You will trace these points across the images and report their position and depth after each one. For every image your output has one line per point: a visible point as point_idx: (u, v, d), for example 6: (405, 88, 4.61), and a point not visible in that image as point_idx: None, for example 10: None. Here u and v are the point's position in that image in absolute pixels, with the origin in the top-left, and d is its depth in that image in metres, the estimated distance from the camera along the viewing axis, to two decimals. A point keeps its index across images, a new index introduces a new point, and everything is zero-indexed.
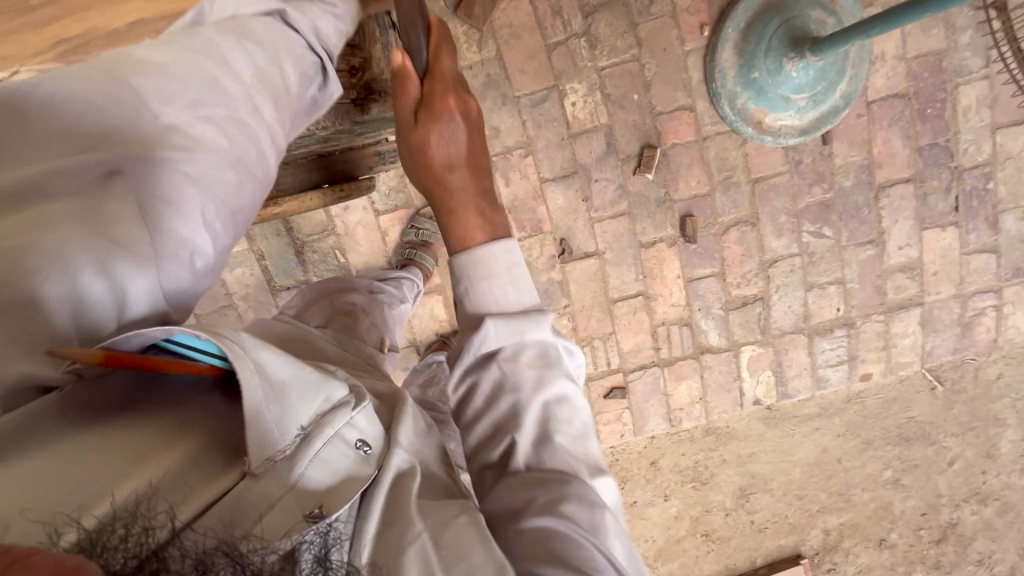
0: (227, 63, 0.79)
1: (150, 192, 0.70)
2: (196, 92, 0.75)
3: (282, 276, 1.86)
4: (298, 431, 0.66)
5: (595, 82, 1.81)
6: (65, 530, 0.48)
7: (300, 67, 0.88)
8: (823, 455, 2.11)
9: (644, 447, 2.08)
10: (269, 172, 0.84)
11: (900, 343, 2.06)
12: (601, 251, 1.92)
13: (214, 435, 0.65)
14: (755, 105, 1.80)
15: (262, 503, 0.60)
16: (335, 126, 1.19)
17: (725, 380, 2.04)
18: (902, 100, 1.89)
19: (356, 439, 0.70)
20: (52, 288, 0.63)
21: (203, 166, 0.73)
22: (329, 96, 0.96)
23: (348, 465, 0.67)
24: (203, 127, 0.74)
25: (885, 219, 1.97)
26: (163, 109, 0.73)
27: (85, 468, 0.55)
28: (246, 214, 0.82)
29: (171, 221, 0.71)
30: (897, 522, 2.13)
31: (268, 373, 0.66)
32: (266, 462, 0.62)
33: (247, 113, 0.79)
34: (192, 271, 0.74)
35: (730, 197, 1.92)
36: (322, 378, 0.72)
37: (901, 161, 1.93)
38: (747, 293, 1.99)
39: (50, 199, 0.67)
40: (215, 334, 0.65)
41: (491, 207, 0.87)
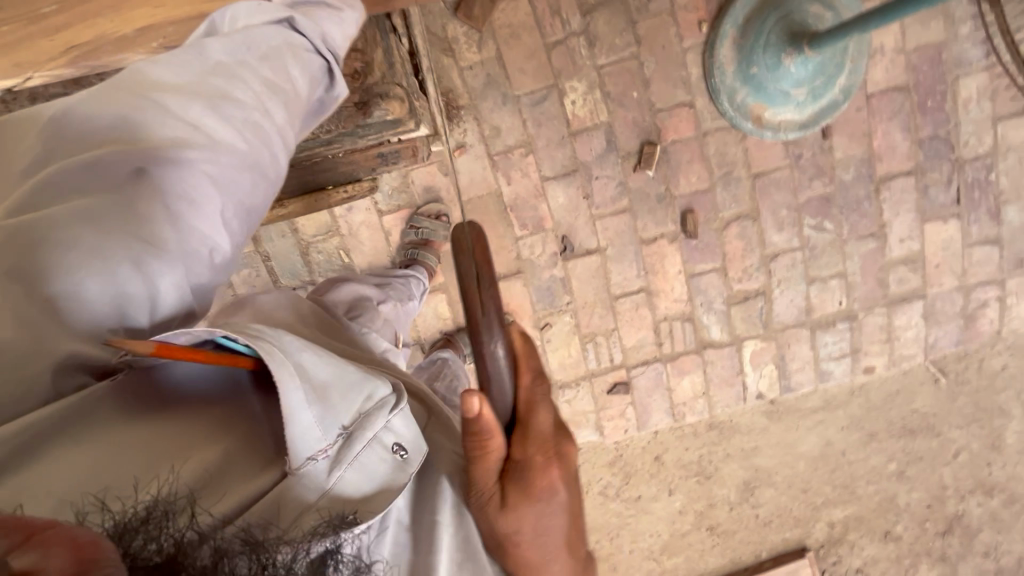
0: (237, 73, 0.81)
1: (174, 191, 0.72)
2: (208, 97, 0.78)
3: (288, 277, 1.89)
4: (339, 432, 0.69)
5: (594, 80, 1.83)
6: (91, 510, 0.52)
7: (310, 70, 0.90)
8: (827, 448, 2.12)
9: (648, 442, 2.09)
10: (281, 175, 0.86)
11: (902, 336, 2.06)
12: (602, 248, 1.94)
13: (250, 435, 0.67)
14: (754, 99, 1.81)
15: (297, 504, 0.63)
16: (338, 128, 1.29)
17: (728, 375, 2.05)
18: (901, 92, 1.89)
19: (393, 443, 0.73)
20: (90, 282, 0.66)
21: (222, 167, 0.75)
22: (337, 99, 0.97)
23: (383, 472, 0.71)
24: (221, 130, 0.77)
25: (887, 212, 1.97)
26: (181, 113, 0.75)
27: (127, 456, 0.58)
28: (260, 214, 0.83)
29: (193, 220, 0.73)
30: (902, 514, 2.13)
31: (310, 379, 0.68)
32: (307, 462, 0.65)
33: (260, 118, 0.81)
34: (212, 267, 0.76)
35: (730, 192, 1.93)
36: (363, 381, 0.73)
37: (902, 154, 1.93)
38: (749, 288, 2.00)
39: (78, 195, 0.69)
40: (255, 337, 0.67)
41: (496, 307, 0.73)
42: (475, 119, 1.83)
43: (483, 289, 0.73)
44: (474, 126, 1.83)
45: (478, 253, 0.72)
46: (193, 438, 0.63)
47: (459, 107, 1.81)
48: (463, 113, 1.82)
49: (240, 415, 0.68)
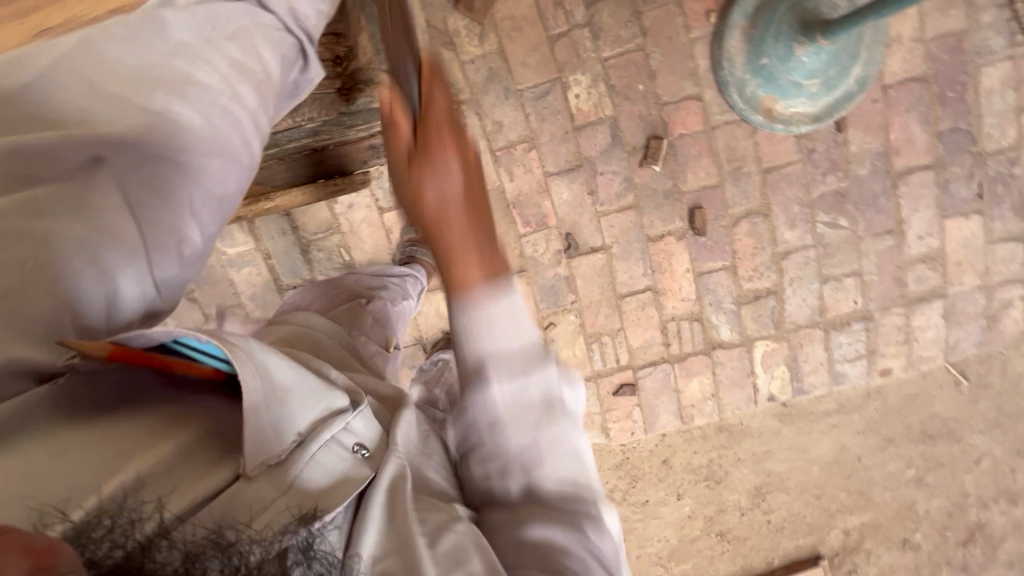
0: (203, 56, 0.78)
1: (139, 182, 0.70)
2: (173, 83, 0.75)
3: (288, 275, 1.87)
4: (294, 436, 0.65)
5: (599, 73, 1.78)
6: (50, 522, 0.48)
7: (281, 50, 0.86)
8: (841, 453, 2.04)
9: (655, 445, 2.04)
10: (254, 161, 0.83)
11: (921, 337, 1.98)
12: (608, 245, 1.89)
13: (209, 431, 0.62)
14: (766, 91, 1.76)
15: (258, 503, 0.58)
16: (321, 118, 1.16)
17: (738, 376, 1.99)
18: (920, 83, 1.82)
19: (354, 443, 0.69)
20: (47, 281, 0.62)
21: (188, 156, 0.73)
22: (312, 80, 0.93)
23: (343, 467, 0.66)
24: (187, 117, 0.74)
25: (905, 208, 1.90)
26: (145, 99, 0.72)
27: (80, 460, 0.54)
28: (232, 202, 0.81)
29: (161, 211, 0.71)
30: (921, 522, 2.05)
31: (271, 380, 0.65)
32: (263, 465, 0.61)
33: (229, 102, 0.78)
34: (182, 259, 0.74)
35: (740, 187, 1.87)
36: (322, 386, 0.71)
37: (920, 147, 1.85)
38: (760, 286, 1.93)
39: (33, 186, 0.65)
40: (219, 338, 0.64)
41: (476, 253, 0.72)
42: (477, 114, 1.79)
43: (457, 195, 0.74)
44: (475, 121, 1.79)
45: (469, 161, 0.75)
46: (150, 434, 0.58)
47: (460, 101, 1.78)
48: (464, 108, 1.79)
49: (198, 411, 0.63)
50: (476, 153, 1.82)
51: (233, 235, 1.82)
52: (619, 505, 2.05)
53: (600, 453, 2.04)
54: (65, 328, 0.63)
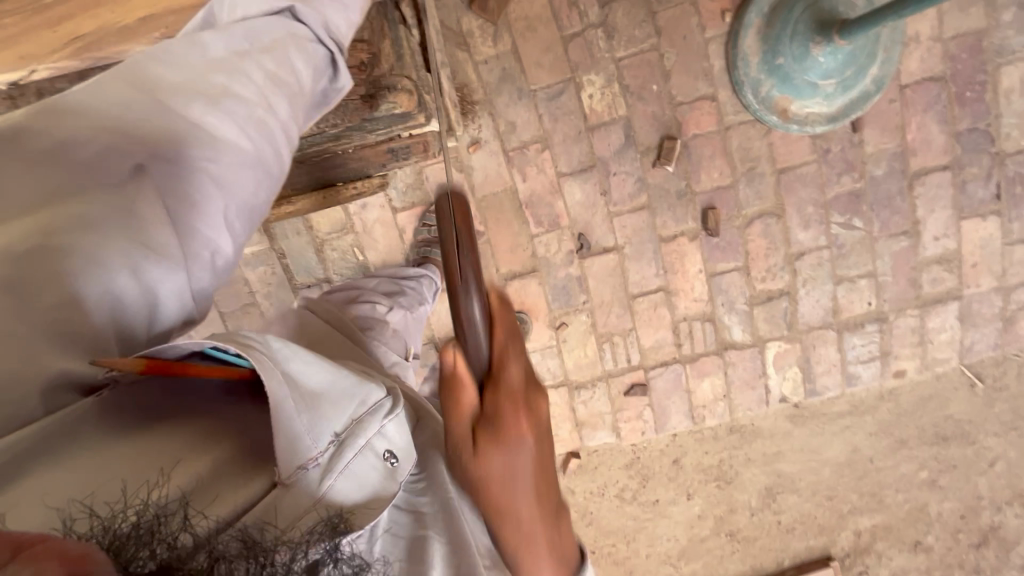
0: (240, 68, 0.79)
1: (175, 193, 0.71)
2: (211, 95, 0.75)
3: (303, 274, 1.89)
4: (330, 438, 0.66)
5: (612, 73, 1.78)
6: (76, 518, 0.48)
7: (314, 61, 0.88)
8: (853, 454, 2.04)
9: (666, 445, 2.04)
10: (285, 173, 0.84)
11: (936, 338, 1.97)
12: (620, 246, 1.89)
13: (242, 442, 0.63)
14: (780, 92, 1.74)
15: (293, 510, 0.59)
16: (345, 124, 1.18)
17: (751, 377, 1.99)
18: (938, 82, 1.80)
19: (384, 451, 0.71)
20: (85, 289, 0.63)
21: (224, 167, 0.74)
22: (340, 91, 0.94)
23: (375, 479, 0.68)
24: (224, 129, 0.75)
25: (921, 209, 1.88)
26: (184, 110, 0.73)
27: (122, 469, 0.55)
28: (261, 213, 0.82)
29: (196, 222, 0.72)
30: (934, 525, 2.04)
31: (299, 386, 0.67)
32: (298, 472, 0.62)
33: (264, 113, 0.79)
34: (213, 271, 0.75)
35: (753, 188, 1.86)
36: (354, 385, 0.72)
37: (937, 147, 1.84)
38: (773, 288, 1.93)
39: (76, 198, 0.65)
40: (246, 344, 0.65)
41: (517, 396, 0.67)
42: (490, 114, 1.79)
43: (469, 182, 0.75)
44: (489, 121, 1.80)
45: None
46: (185, 449, 0.59)
47: (473, 102, 1.78)
48: (477, 108, 1.79)
49: (229, 423, 0.64)
50: (489, 153, 1.82)
51: (249, 235, 1.85)
52: (629, 503, 2.06)
53: (611, 452, 2.05)
54: (108, 337, 0.64)
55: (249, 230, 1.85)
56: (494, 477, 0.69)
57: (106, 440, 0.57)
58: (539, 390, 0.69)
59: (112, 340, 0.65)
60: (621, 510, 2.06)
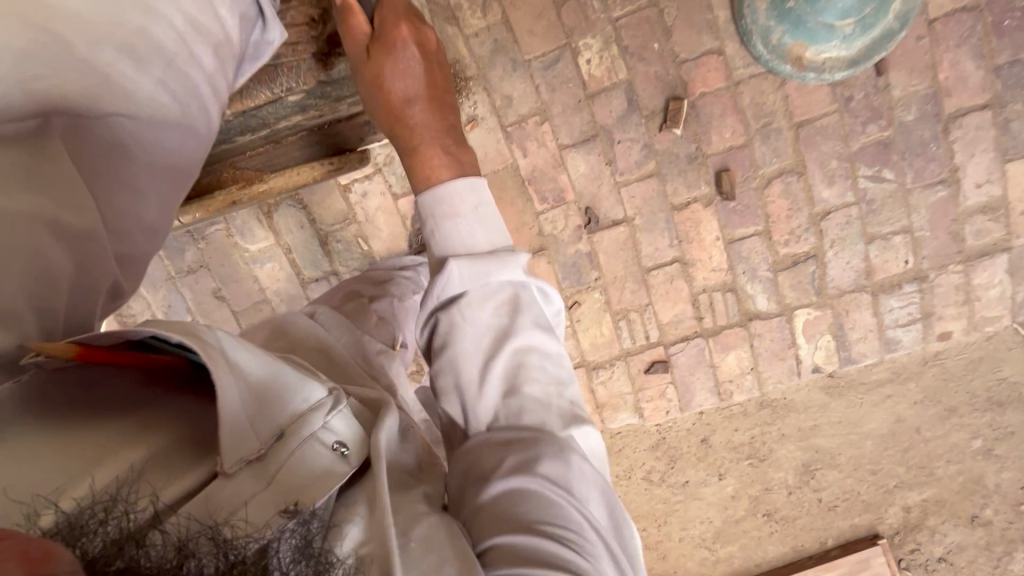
0: (157, 8, 0.69)
1: (90, 156, 0.67)
2: (123, 41, 0.66)
3: (309, 268, 1.88)
4: (273, 430, 0.63)
5: (610, 35, 1.69)
6: (42, 512, 0.47)
7: (239, 8, 0.80)
8: (897, 425, 1.90)
9: (692, 423, 1.95)
10: (214, 128, 0.82)
11: (984, 296, 1.81)
12: (630, 218, 1.80)
13: (183, 431, 0.60)
14: (793, 38, 1.61)
15: (235, 499, 0.56)
16: (301, 89, 1.01)
17: (779, 348, 1.87)
18: (972, 13, 1.64)
19: (334, 442, 0.66)
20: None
21: (144, 126, 0.71)
22: (272, 44, 0.88)
23: (324, 466, 0.64)
24: (144, 83, 0.69)
25: (959, 154, 1.72)
26: (91, 55, 0.63)
27: (51, 454, 0.52)
28: (188, 171, 0.82)
29: (122, 196, 0.71)
30: (992, 497, 1.89)
31: (241, 377, 0.63)
32: (240, 463, 0.59)
33: (188, 66, 0.73)
34: (139, 237, 0.75)
35: (770, 146, 1.74)
36: (297, 376, 0.68)
37: (974, 85, 1.68)
38: (799, 251, 1.81)
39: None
40: (185, 334, 0.60)
41: (431, 91, 0.89)
42: (485, 90, 1.73)
43: (451, 165, 0.86)
44: (484, 97, 1.74)
45: (455, 141, 0.88)
46: (122, 437, 0.56)
47: (467, 78, 1.72)
48: (471, 84, 1.73)
49: (170, 412, 0.61)
50: (487, 130, 1.76)
51: (254, 232, 1.84)
52: (657, 486, 1.98)
53: (634, 434, 1.97)
54: (19, 313, 0.55)
55: (252, 227, 1.84)
56: (431, 168, 0.86)
57: (27, 431, 0.53)
58: (448, 104, 0.90)
59: (26, 317, 0.56)
60: (649, 494, 1.99)
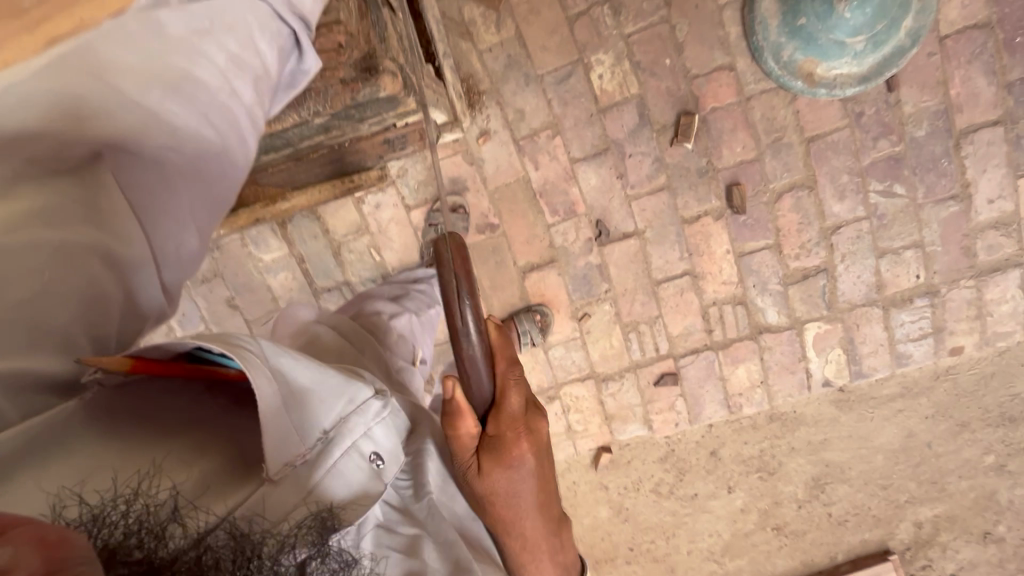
0: (200, 48, 0.72)
1: (135, 188, 0.70)
2: (167, 82, 0.69)
3: (322, 278, 1.90)
4: (317, 437, 0.67)
5: (622, 51, 1.71)
6: (68, 504, 0.50)
7: (278, 41, 0.81)
8: (908, 440, 1.89)
9: (702, 436, 1.95)
10: (251, 156, 0.83)
11: (996, 311, 1.81)
12: (641, 231, 1.81)
13: (232, 443, 0.63)
14: (804, 55, 1.62)
15: (280, 503, 0.60)
16: (328, 111, 1.04)
17: (789, 362, 1.87)
18: (983, 30, 1.65)
19: (371, 452, 0.72)
20: (63, 282, 0.61)
21: (186, 160, 0.73)
22: (307, 73, 0.89)
23: (359, 479, 0.69)
24: (187, 121, 0.71)
25: (970, 170, 1.72)
26: (138, 96, 0.67)
27: (110, 461, 0.55)
28: (226, 199, 0.83)
29: (165, 224, 0.73)
30: (1004, 514, 1.88)
31: (289, 384, 0.66)
32: (287, 467, 0.62)
33: (227, 100, 0.75)
34: (181, 262, 0.77)
35: (781, 160, 1.75)
36: (338, 391, 0.72)
37: (986, 101, 1.68)
38: (809, 265, 1.81)
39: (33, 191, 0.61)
40: (233, 345, 0.62)
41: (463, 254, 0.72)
42: (498, 104, 1.75)
43: (478, 324, 0.73)
44: (497, 110, 1.76)
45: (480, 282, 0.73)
46: (178, 456, 0.58)
47: (480, 92, 1.74)
48: (484, 98, 1.75)
49: (221, 423, 0.64)
50: (500, 144, 1.78)
51: (268, 242, 1.87)
52: (666, 499, 1.98)
53: (643, 446, 1.97)
54: (76, 335, 0.61)
55: (267, 237, 1.86)
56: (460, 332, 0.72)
57: (93, 438, 0.56)
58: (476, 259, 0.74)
59: (81, 337, 0.61)
60: (658, 506, 1.98)
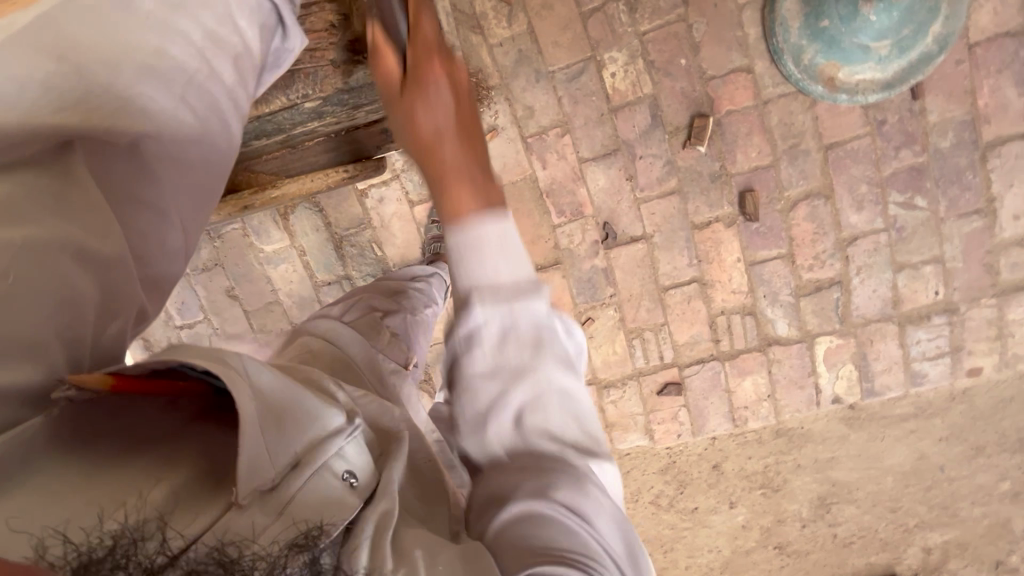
0: (175, 24, 0.69)
1: (114, 181, 0.63)
2: (142, 61, 0.66)
3: (323, 271, 1.87)
4: (289, 460, 0.54)
5: (636, 49, 1.66)
6: (50, 545, 0.41)
7: (261, 17, 0.79)
8: (920, 462, 1.82)
9: (704, 449, 1.89)
10: (235, 142, 0.79)
11: (1018, 332, 1.73)
12: (649, 235, 1.76)
13: (204, 461, 0.52)
14: (826, 58, 1.57)
15: (261, 524, 0.49)
16: (318, 95, 1.01)
17: (798, 376, 1.81)
18: (1014, 39, 1.58)
19: (343, 471, 0.57)
20: (62, 275, 0.53)
21: (168, 146, 0.68)
22: (293, 51, 0.85)
23: (333, 499, 0.54)
24: (163, 102, 0.67)
25: (996, 184, 1.65)
26: (112, 78, 0.63)
27: (77, 485, 0.46)
28: (215, 191, 0.78)
29: (150, 220, 0.66)
30: (1018, 543, 1.80)
31: (257, 397, 0.55)
32: (256, 491, 0.50)
33: (207, 79, 0.72)
34: (169, 260, 0.70)
35: (798, 167, 1.69)
36: (318, 402, 0.60)
37: (1015, 113, 1.61)
38: (823, 277, 1.75)
39: (1, 187, 0.53)
40: (204, 358, 0.53)
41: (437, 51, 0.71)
42: (508, 100, 1.71)
43: (449, 111, 0.69)
44: (506, 107, 1.72)
45: (463, 90, 0.71)
46: (150, 470, 0.49)
47: (489, 87, 1.71)
48: (493, 94, 1.71)
49: (190, 446, 0.52)
50: (507, 141, 1.73)
51: (269, 233, 1.84)
52: (665, 511, 1.92)
53: (643, 456, 1.92)
54: (45, 341, 0.50)
55: (268, 228, 1.84)
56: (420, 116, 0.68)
57: (56, 460, 0.47)
58: (477, 119, 0.70)
59: (54, 344, 0.51)
60: (656, 519, 1.93)
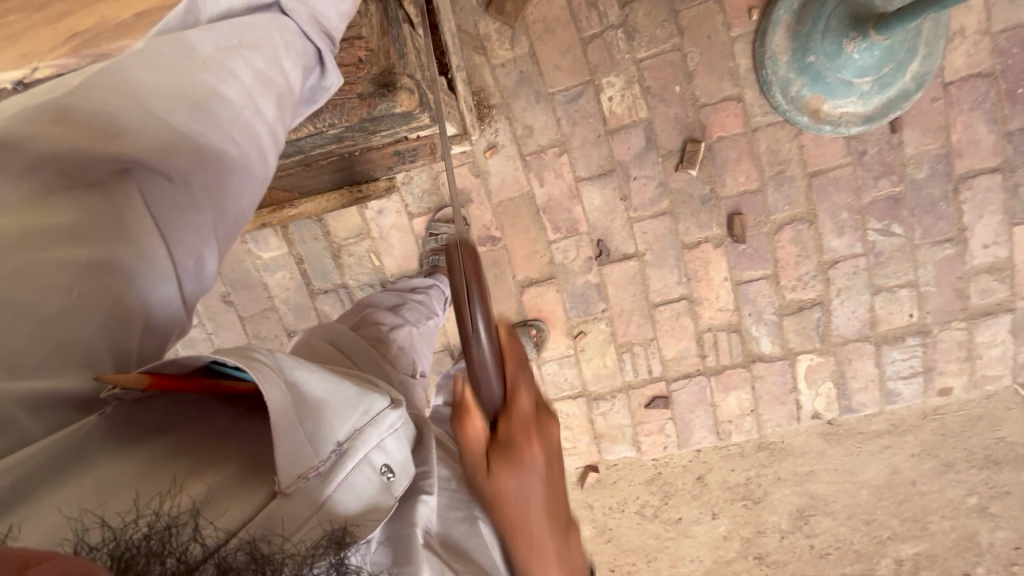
0: (226, 67, 0.77)
1: (159, 205, 0.70)
2: (191, 99, 0.73)
3: (320, 279, 1.90)
4: (331, 448, 0.64)
5: (633, 75, 1.73)
6: (89, 528, 0.48)
7: (301, 58, 0.86)
8: (893, 477, 1.90)
9: (689, 461, 1.95)
10: (271, 174, 0.83)
11: (985, 354, 1.83)
12: (640, 253, 1.82)
13: (244, 460, 0.61)
14: (811, 91, 1.64)
15: (290, 516, 0.57)
16: (343, 124, 1.06)
17: (780, 392, 1.88)
18: (986, 79, 1.68)
19: (381, 464, 0.67)
20: (100, 282, 0.62)
21: (206, 178, 0.73)
22: (329, 89, 0.93)
23: (370, 492, 0.64)
24: (207, 136, 0.73)
25: (968, 214, 1.75)
26: (165, 113, 0.71)
27: (127, 476, 0.54)
28: (248, 217, 0.82)
29: (186, 239, 0.72)
30: (985, 556, 1.88)
31: (302, 395, 0.65)
32: (298, 479, 0.59)
33: (250, 117, 0.78)
34: (200, 279, 0.75)
35: (783, 193, 1.77)
36: (356, 397, 0.70)
37: (986, 149, 1.71)
38: (805, 297, 1.83)
39: (62, 208, 0.63)
40: (252, 359, 0.63)
41: (530, 423, 0.71)
42: (508, 119, 1.77)
43: (540, 496, 0.71)
44: (506, 125, 1.77)
45: (553, 450, 0.73)
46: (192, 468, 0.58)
47: (490, 106, 1.76)
48: (494, 113, 1.76)
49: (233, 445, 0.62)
50: (507, 158, 1.79)
51: (269, 241, 1.86)
52: (650, 521, 1.97)
53: (631, 467, 1.97)
54: (98, 351, 0.61)
55: (268, 236, 1.86)
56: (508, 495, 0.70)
57: (110, 457, 0.56)
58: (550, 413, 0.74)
59: (105, 352, 0.62)
60: (641, 528, 1.98)
